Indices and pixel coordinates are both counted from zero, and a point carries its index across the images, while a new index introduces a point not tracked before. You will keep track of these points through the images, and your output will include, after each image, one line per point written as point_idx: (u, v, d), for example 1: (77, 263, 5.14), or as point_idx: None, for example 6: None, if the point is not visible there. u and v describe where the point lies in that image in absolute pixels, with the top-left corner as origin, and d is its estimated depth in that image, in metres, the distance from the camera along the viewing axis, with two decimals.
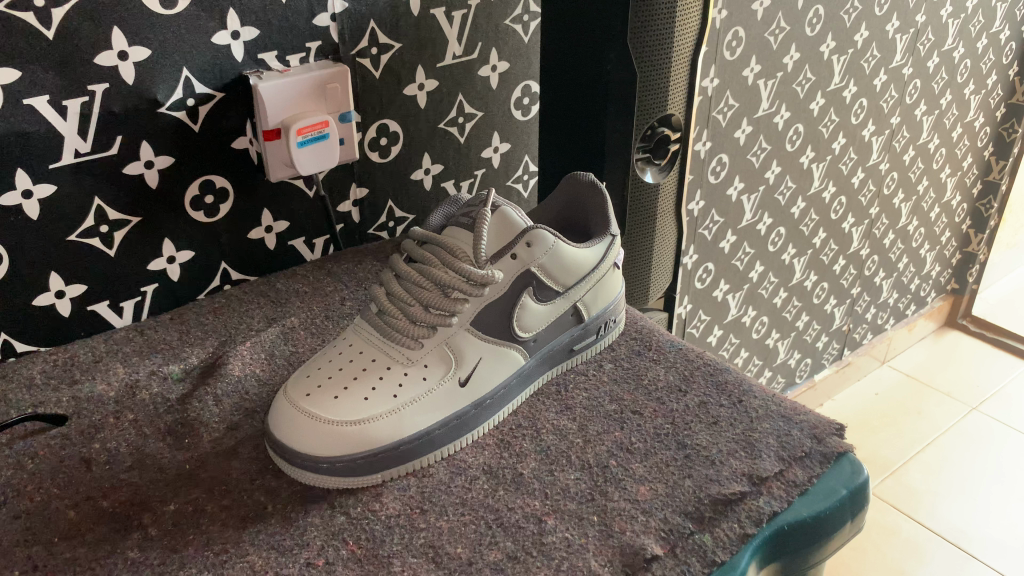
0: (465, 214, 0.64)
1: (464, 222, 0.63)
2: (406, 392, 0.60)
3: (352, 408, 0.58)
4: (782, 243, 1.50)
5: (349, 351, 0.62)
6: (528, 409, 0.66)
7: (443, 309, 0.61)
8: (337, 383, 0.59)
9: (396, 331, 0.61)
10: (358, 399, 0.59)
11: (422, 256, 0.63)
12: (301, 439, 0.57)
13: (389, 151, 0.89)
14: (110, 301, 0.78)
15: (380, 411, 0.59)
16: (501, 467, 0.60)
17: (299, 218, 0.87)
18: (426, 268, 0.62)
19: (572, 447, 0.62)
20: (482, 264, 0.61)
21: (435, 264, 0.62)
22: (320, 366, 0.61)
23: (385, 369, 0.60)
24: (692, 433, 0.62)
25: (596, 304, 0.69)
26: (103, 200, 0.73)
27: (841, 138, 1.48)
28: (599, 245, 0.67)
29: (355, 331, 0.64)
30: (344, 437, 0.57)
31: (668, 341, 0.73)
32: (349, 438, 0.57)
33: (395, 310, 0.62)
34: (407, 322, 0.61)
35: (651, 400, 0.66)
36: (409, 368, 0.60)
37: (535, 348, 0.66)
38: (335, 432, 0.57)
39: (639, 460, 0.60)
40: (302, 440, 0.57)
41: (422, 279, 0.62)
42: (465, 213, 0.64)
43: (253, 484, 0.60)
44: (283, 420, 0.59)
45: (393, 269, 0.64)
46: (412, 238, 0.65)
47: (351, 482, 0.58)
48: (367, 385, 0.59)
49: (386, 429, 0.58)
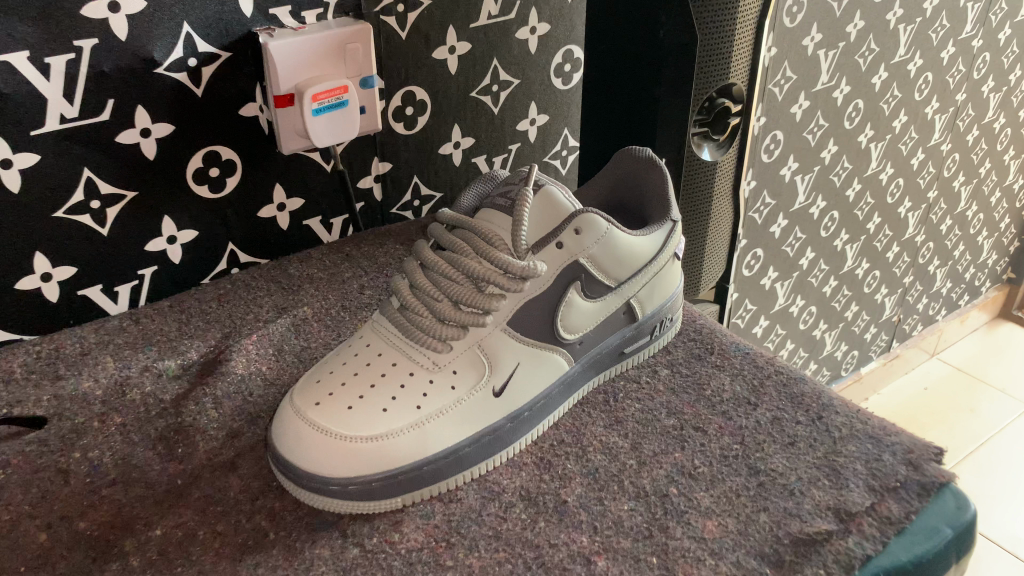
0: (502, 194, 0.55)
1: (502, 204, 0.54)
2: (432, 402, 0.51)
3: (368, 422, 0.50)
4: (835, 228, 1.40)
5: (365, 352, 0.53)
6: (571, 422, 0.57)
7: (476, 306, 0.52)
8: (350, 391, 0.51)
9: (420, 330, 0.52)
10: (376, 411, 0.50)
11: (452, 243, 0.54)
12: (308, 457, 0.49)
13: (415, 122, 0.80)
14: (103, 285, 0.70)
15: (401, 425, 0.50)
16: (541, 492, 0.51)
17: (315, 196, 0.78)
18: (457, 258, 0.53)
19: (623, 471, 0.53)
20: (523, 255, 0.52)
21: (467, 253, 0.53)
22: (331, 369, 0.53)
23: (407, 375, 0.52)
24: (764, 456, 0.53)
25: (651, 300, 0.60)
26: (93, 171, 0.65)
27: (903, 116, 1.36)
28: (657, 232, 0.57)
29: (372, 328, 0.55)
30: (359, 456, 0.49)
31: (731, 344, 0.64)
32: (365, 458, 0.49)
33: (419, 305, 0.53)
34: (434, 321, 0.52)
35: (714, 415, 0.57)
36: (434, 375, 0.52)
37: (581, 352, 0.57)
38: (348, 450, 0.49)
39: (703, 488, 0.51)
40: (309, 459, 0.49)
41: (452, 270, 0.53)
42: (502, 193, 0.55)
43: (254, 505, 0.51)
44: (288, 433, 0.50)
45: (417, 257, 0.55)
46: (440, 220, 0.56)
47: (366, 507, 0.50)
48: (386, 394, 0.51)
49: (408, 446, 0.50)
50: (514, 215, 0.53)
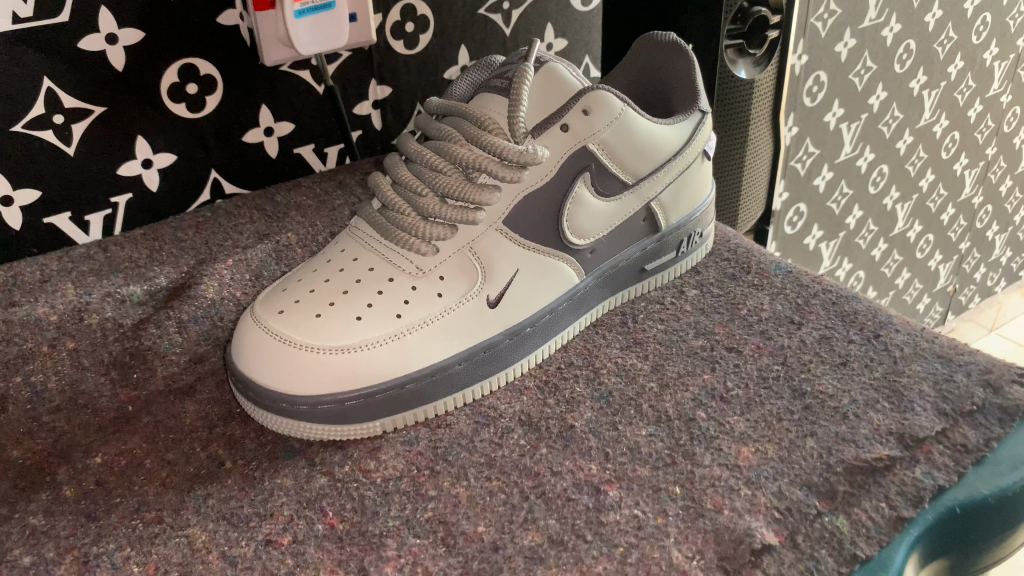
0: (499, 75, 0.47)
1: (498, 85, 0.46)
2: (414, 312, 0.43)
3: (339, 330, 0.42)
4: (884, 184, 1.29)
5: (339, 258, 0.46)
6: (583, 344, 0.49)
7: (465, 200, 0.44)
8: (319, 298, 0.43)
9: (401, 231, 0.45)
10: (349, 318, 0.42)
11: (439, 131, 0.46)
12: (268, 371, 0.41)
13: (416, 41, 0.73)
14: (72, 213, 0.63)
15: (377, 337, 0.42)
16: (544, 418, 0.44)
17: (306, 119, 0.71)
18: (444, 147, 0.45)
19: (642, 394, 0.45)
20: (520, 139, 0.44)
21: (457, 140, 0.45)
22: (299, 277, 0.45)
23: (386, 281, 0.44)
24: (811, 378, 0.45)
25: (676, 208, 0.51)
26: (54, 81, 0.58)
27: (959, 61, 1.26)
28: (682, 122, 0.49)
29: (348, 234, 0.47)
30: (327, 369, 0.41)
31: (771, 263, 0.55)
32: (336, 372, 0.41)
33: (401, 202, 0.45)
34: (418, 219, 0.45)
35: (751, 334, 0.49)
36: (418, 282, 0.44)
37: (592, 263, 0.49)
38: (315, 362, 0.41)
39: (738, 412, 0.43)
40: (269, 373, 0.41)
41: (439, 159, 0.45)
42: (498, 74, 0.47)
43: (211, 433, 0.44)
44: (246, 345, 0.43)
45: (400, 151, 0.48)
46: (428, 111, 0.49)
47: (338, 432, 0.42)
48: (361, 301, 0.43)
49: (385, 360, 0.42)
50: (511, 94, 0.45)
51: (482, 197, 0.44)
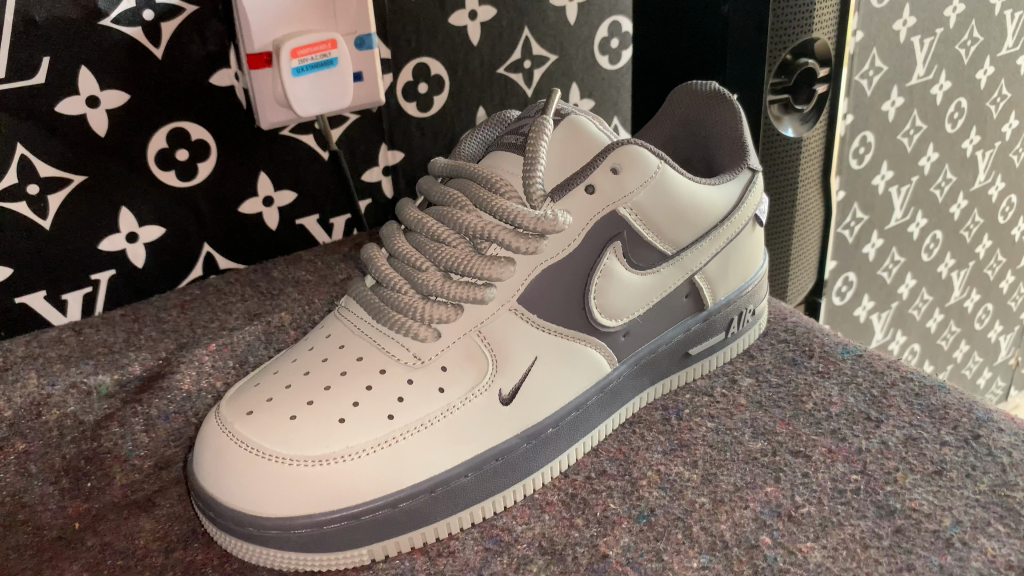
0: (514, 131, 0.40)
1: (513, 142, 0.40)
2: (409, 411, 0.36)
3: (317, 437, 0.35)
4: (938, 251, 1.21)
5: (324, 345, 0.38)
6: (617, 447, 0.41)
7: (473, 275, 0.36)
8: (296, 396, 0.36)
9: (397, 312, 0.37)
10: (330, 421, 0.35)
11: (443, 197, 0.39)
12: (232, 488, 0.34)
13: (430, 102, 0.67)
14: (48, 292, 0.57)
15: (364, 443, 0.35)
16: (570, 544, 0.35)
17: (309, 188, 0.65)
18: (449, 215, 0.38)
19: (690, 513, 0.36)
20: (535, 205, 0.37)
21: (464, 205, 0.38)
22: (276, 369, 0.38)
23: (376, 373, 0.36)
24: (900, 491, 0.36)
25: (725, 282, 0.44)
26: (29, 147, 0.53)
27: (1013, 120, 1.18)
28: (729, 183, 0.42)
29: (339, 313, 0.40)
30: (303, 485, 0.34)
31: (836, 345, 0.47)
32: (312, 490, 0.34)
33: (399, 279, 0.38)
34: (417, 298, 0.37)
35: (821, 435, 0.40)
36: (416, 373, 0.36)
37: (626, 348, 0.41)
38: (287, 478, 0.34)
39: (812, 537, 0.34)
40: (234, 491, 0.34)
41: (442, 228, 0.38)
42: (513, 129, 0.41)
43: (168, 559, 0.36)
44: (209, 454, 0.35)
45: (401, 219, 0.41)
46: (433, 173, 0.42)
47: (316, 563, 0.35)
48: (346, 399, 0.36)
49: (372, 473, 0.34)
50: (527, 151, 0.38)
51: (493, 273, 0.36)
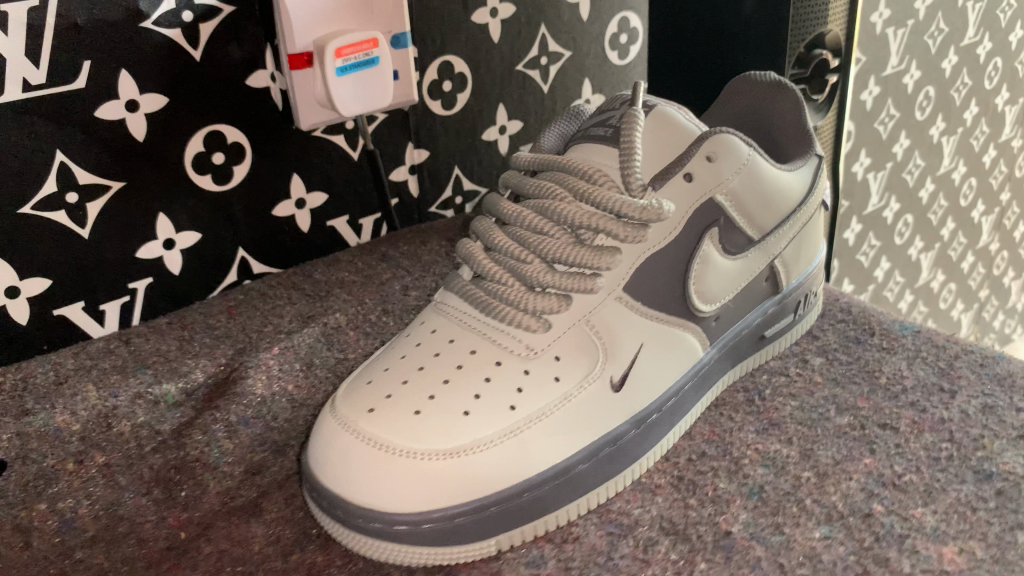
0: (599, 124, 0.41)
1: (600, 134, 0.40)
2: (529, 401, 0.36)
3: (445, 430, 0.35)
4: (909, 234, 1.26)
5: (431, 341, 0.38)
6: (709, 429, 0.42)
7: (583, 265, 0.37)
8: (416, 392, 0.36)
9: (506, 305, 0.38)
10: (455, 414, 0.35)
11: (535, 189, 0.40)
12: (362, 484, 0.34)
13: (454, 100, 0.67)
14: (86, 303, 0.56)
15: (490, 435, 0.35)
16: (691, 524, 0.36)
17: (340, 189, 0.65)
18: (547, 205, 0.39)
19: (799, 487, 0.38)
20: (634, 193, 0.37)
21: (562, 196, 0.39)
22: (386, 366, 0.38)
23: (493, 366, 0.37)
24: (991, 456, 0.38)
25: (796, 266, 0.45)
26: (68, 155, 0.52)
27: (973, 107, 1.24)
28: (802, 168, 0.43)
29: (438, 309, 0.40)
30: (436, 479, 0.34)
31: (894, 322, 0.49)
32: (444, 483, 0.34)
33: (502, 271, 0.39)
34: (524, 291, 0.38)
35: (902, 407, 0.42)
36: (530, 363, 0.37)
37: (716, 332, 0.42)
38: (420, 472, 0.34)
39: (921, 504, 0.36)
40: (366, 488, 0.34)
41: (542, 220, 0.38)
42: (596, 122, 0.41)
43: (288, 563, 0.36)
44: (331, 453, 0.35)
45: (491, 213, 0.41)
46: (517, 167, 0.42)
47: (446, 557, 0.35)
48: (467, 392, 0.36)
49: (501, 464, 0.35)
50: (622, 142, 0.39)
51: (602, 262, 0.37)
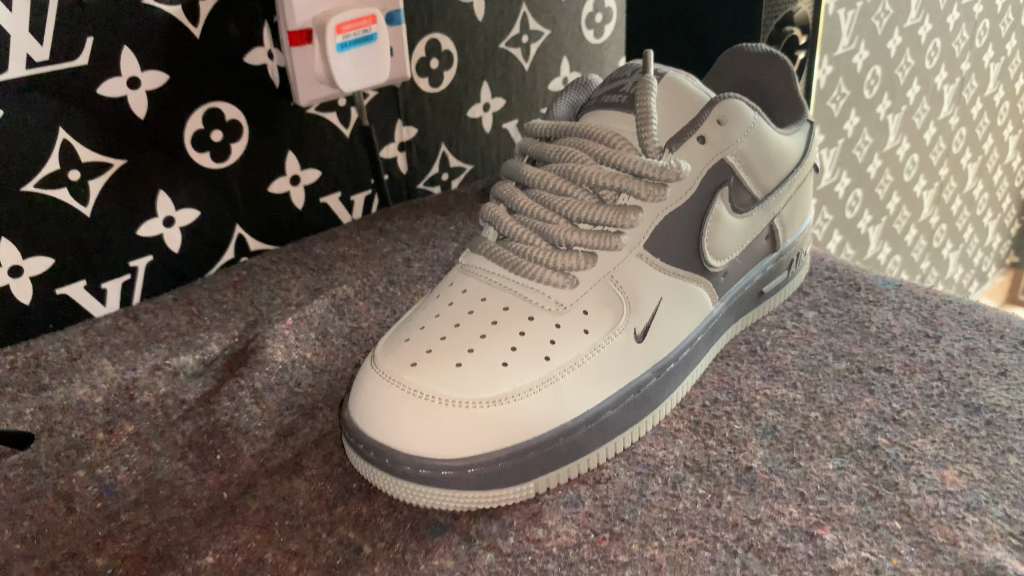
0: (610, 92, 0.43)
1: (613, 101, 0.42)
2: (563, 352, 0.38)
3: (487, 381, 0.37)
4: (858, 209, 1.31)
5: (463, 300, 0.40)
6: (719, 378, 0.45)
7: (607, 223, 0.39)
8: (455, 346, 0.38)
9: (533, 264, 0.40)
10: (495, 365, 0.37)
11: (553, 154, 0.42)
12: (411, 431, 0.36)
13: (441, 77, 0.69)
14: (88, 282, 0.56)
15: (530, 384, 0.37)
16: (715, 461, 0.39)
17: (332, 165, 0.66)
18: (567, 168, 0.41)
19: (809, 425, 0.41)
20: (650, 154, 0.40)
21: (583, 159, 0.41)
22: (422, 326, 0.40)
23: (526, 321, 0.39)
24: (978, 391, 0.42)
25: (792, 225, 0.49)
26: (71, 133, 0.52)
27: (915, 86, 1.29)
28: (796, 133, 0.46)
29: (465, 272, 0.42)
30: (481, 426, 0.36)
31: (876, 278, 0.53)
32: (489, 428, 0.36)
33: (527, 231, 0.41)
34: (549, 250, 0.40)
35: (893, 352, 0.45)
36: (560, 317, 0.39)
37: (724, 287, 0.45)
38: (465, 419, 0.36)
39: (920, 435, 0.39)
40: (415, 435, 0.36)
41: (565, 182, 0.40)
42: (607, 90, 0.43)
43: (334, 515, 0.38)
44: (377, 406, 0.36)
45: (511, 178, 0.43)
46: (533, 135, 0.44)
47: (489, 501, 0.37)
48: (504, 346, 0.38)
49: (540, 410, 0.37)
50: (637, 106, 0.41)
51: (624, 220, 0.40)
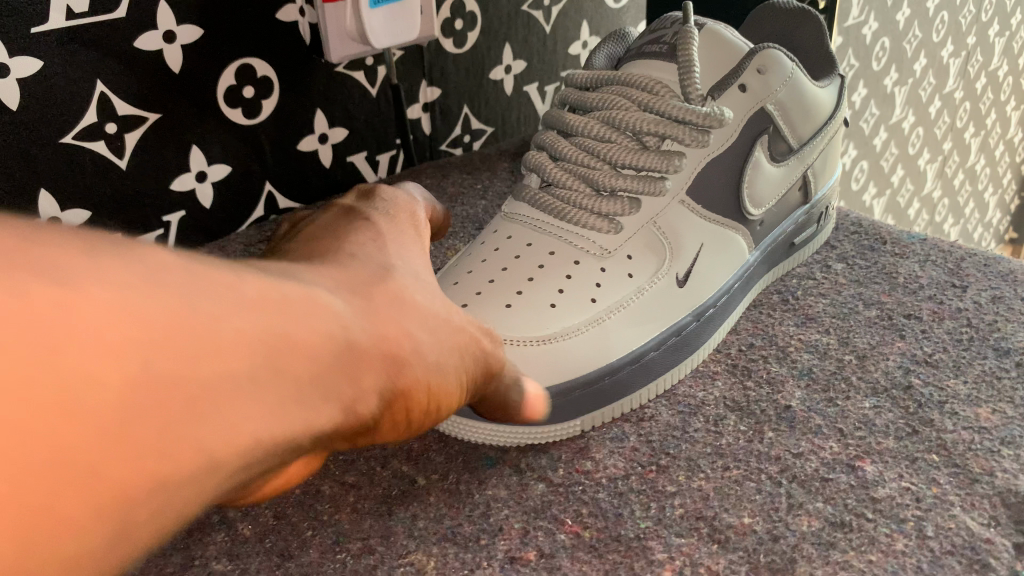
0: (650, 41, 0.44)
1: (654, 51, 0.43)
2: (608, 294, 0.40)
3: (536, 321, 0.38)
4: (864, 181, 1.32)
5: (510, 246, 0.42)
6: (753, 325, 0.46)
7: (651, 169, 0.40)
8: (507, 286, 0.39)
9: (579, 210, 0.41)
10: (545, 307, 0.39)
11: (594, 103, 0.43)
12: None
13: (465, 38, 0.69)
14: (123, 236, 0.57)
15: (577, 324, 0.38)
16: (755, 401, 0.40)
17: (359, 124, 0.66)
18: (612, 114, 0.41)
19: (843, 368, 0.42)
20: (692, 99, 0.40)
21: (626, 107, 0.42)
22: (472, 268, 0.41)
23: (572, 265, 0.40)
24: (1007, 336, 0.43)
25: (822, 177, 0.50)
26: (109, 86, 0.52)
27: (922, 59, 1.30)
28: (829, 86, 0.47)
29: (510, 219, 0.43)
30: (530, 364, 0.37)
31: (902, 233, 0.54)
32: (534, 366, 0.37)
33: (571, 177, 0.42)
34: (592, 195, 0.41)
35: (921, 301, 0.47)
36: (604, 262, 0.40)
37: (760, 236, 0.46)
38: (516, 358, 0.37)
39: (953, 376, 0.41)
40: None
41: (609, 129, 0.41)
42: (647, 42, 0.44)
43: (386, 451, 0.39)
44: None
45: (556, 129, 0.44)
46: (574, 85, 0.45)
47: (536, 437, 0.38)
48: (552, 289, 0.39)
49: (589, 350, 0.38)
50: (679, 55, 0.42)
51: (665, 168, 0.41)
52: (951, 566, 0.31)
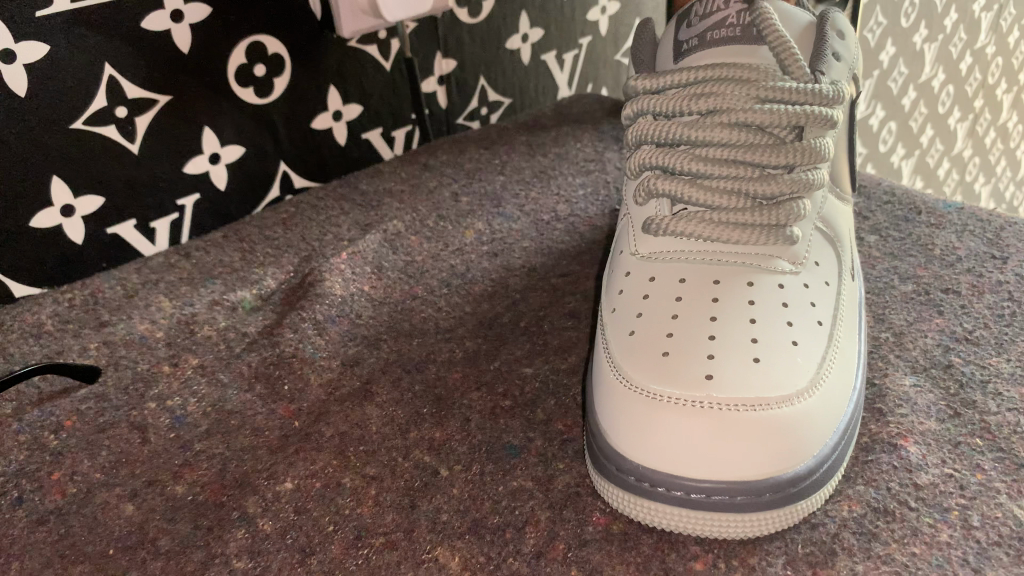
0: (712, 27, 0.40)
1: (724, 38, 0.40)
2: (802, 331, 0.34)
3: (742, 380, 0.31)
4: (891, 143, 1.29)
5: (661, 283, 0.36)
6: None
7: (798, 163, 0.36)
8: (651, 344, 0.34)
9: (715, 224, 0.37)
10: (747, 362, 0.32)
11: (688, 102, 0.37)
12: (677, 448, 0.31)
13: (480, 8, 0.67)
14: (138, 221, 0.56)
15: (787, 370, 0.32)
16: None
17: (374, 101, 0.65)
18: (729, 116, 0.37)
19: (880, 346, 0.40)
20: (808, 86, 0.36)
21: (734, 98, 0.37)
22: (608, 327, 0.37)
23: (711, 296, 0.35)
24: None
25: None
26: (117, 68, 0.51)
27: (954, 14, 1.25)
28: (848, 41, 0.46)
29: (640, 259, 0.38)
30: (749, 434, 0.30)
31: (938, 202, 0.52)
32: (770, 434, 0.30)
33: (704, 196, 0.37)
34: (728, 207, 0.37)
35: (960, 274, 0.45)
36: (789, 281, 0.36)
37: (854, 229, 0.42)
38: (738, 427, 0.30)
39: (995, 354, 0.39)
40: (694, 451, 0.30)
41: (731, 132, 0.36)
42: (681, 27, 0.42)
43: (408, 440, 0.38)
44: (637, 420, 0.32)
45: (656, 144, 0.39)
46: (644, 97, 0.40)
47: (756, 525, 0.31)
48: (700, 336, 0.33)
49: (788, 411, 0.31)
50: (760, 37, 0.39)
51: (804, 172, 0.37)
52: (999, 557, 0.29)
